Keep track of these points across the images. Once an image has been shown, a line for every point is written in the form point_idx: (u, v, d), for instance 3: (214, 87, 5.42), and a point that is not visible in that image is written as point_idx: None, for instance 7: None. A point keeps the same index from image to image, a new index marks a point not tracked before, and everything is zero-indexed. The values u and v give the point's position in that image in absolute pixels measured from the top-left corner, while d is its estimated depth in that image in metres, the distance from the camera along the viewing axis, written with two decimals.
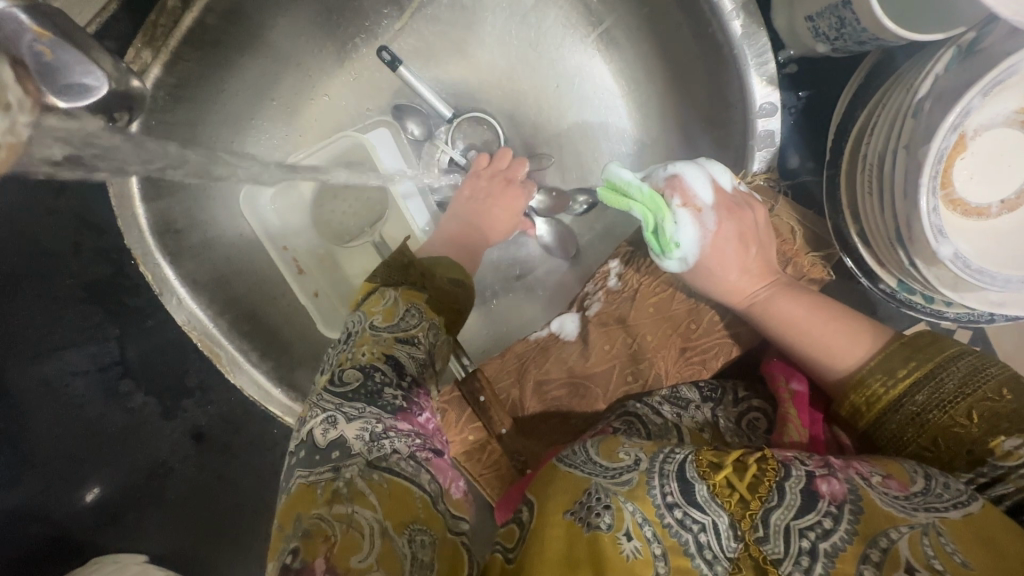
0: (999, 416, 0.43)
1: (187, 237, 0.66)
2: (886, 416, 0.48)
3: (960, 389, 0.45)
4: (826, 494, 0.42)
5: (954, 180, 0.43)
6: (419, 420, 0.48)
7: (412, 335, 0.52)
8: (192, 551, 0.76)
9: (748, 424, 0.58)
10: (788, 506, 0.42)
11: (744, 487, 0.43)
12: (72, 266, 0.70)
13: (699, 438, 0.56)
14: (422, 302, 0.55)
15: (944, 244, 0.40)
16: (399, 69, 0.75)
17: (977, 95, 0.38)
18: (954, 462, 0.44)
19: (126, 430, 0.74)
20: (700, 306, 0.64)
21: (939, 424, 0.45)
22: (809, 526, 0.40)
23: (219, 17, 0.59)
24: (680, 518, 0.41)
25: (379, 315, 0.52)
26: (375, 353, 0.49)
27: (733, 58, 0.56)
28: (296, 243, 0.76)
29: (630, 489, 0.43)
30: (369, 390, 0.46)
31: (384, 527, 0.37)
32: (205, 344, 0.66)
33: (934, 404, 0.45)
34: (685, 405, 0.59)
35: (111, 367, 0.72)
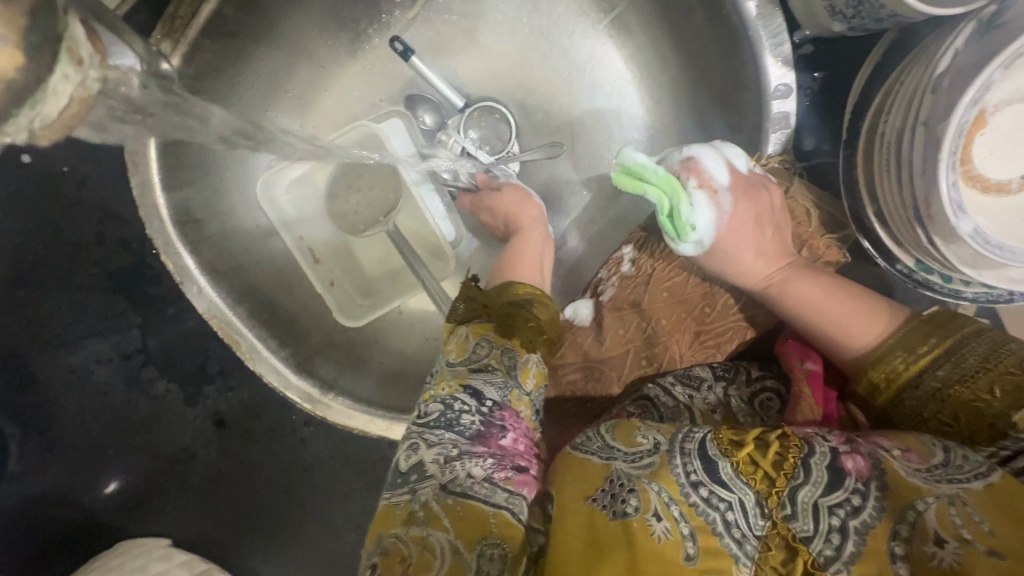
0: (1021, 388, 0.42)
1: (206, 226, 0.68)
2: (905, 393, 0.48)
3: (981, 365, 0.44)
4: (852, 471, 0.42)
5: (974, 156, 0.42)
6: (499, 443, 0.48)
7: (485, 364, 0.52)
8: (215, 534, 0.78)
9: (759, 404, 0.58)
10: (814, 484, 0.42)
11: (768, 464, 0.43)
12: (96, 256, 0.71)
13: (709, 419, 0.57)
14: (491, 331, 0.54)
15: (965, 220, 0.40)
16: (411, 58, 0.75)
17: (997, 69, 0.38)
18: (975, 437, 0.44)
19: (149, 416, 0.76)
20: (714, 289, 0.64)
21: (959, 399, 0.45)
22: (838, 503, 0.41)
23: (236, 9, 0.60)
24: (706, 497, 0.42)
25: (452, 352, 0.53)
26: (453, 386, 0.50)
27: (746, 41, 0.56)
28: (311, 232, 0.77)
29: (652, 471, 0.44)
30: (447, 418, 0.48)
31: (455, 546, 0.40)
32: (225, 332, 0.67)
33: (953, 380, 0.45)
34: (698, 386, 0.59)
35: (135, 354, 0.74)
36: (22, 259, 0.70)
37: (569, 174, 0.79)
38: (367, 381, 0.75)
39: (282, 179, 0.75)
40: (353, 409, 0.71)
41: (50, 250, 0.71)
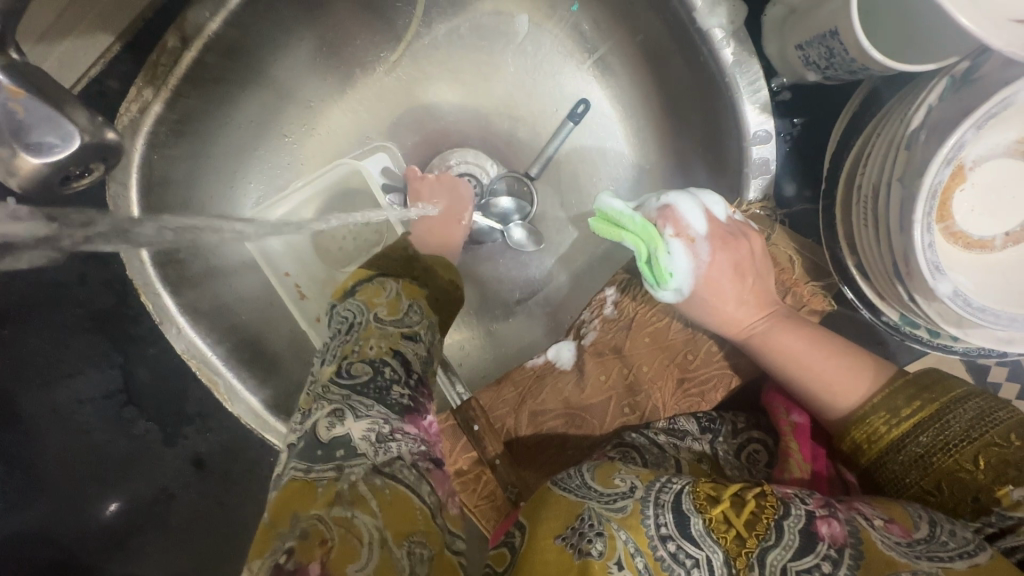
0: (1008, 463, 0.41)
1: (188, 266, 0.67)
2: (887, 457, 0.45)
3: (969, 429, 0.42)
4: (826, 536, 0.40)
5: (954, 213, 0.41)
6: (424, 425, 0.50)
7: (414, 333, 0.56)
8: None
9: (747, 456, 0.58)
10: (786, 546, 0.40)
11: (741, 523, 0.41)
12: (79, 296, 0.70)
13: (698, 469, 0.54)
14: (422, 300, 0.60)
15: (943, 282, 0.39)
16: (569, 121, 0.74)
17: (970, 129, 0.36)
18: (958, 508, 0.42)
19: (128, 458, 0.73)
20: (697, 335, 0.62)
21: (944, 467, 0.42)
22: (807, 569, 0.38)
23: (219, 55, 0.61)
24: (672, 551, 0.40)
25: (384, 308, 0.56)
26: (383, 348, 0.52)
27: (725, 86, 0.55)
28: (299, 269, 0.79)
29: (623, 517, 0.42)
30: (377, 386, 0.49)
31: (384, 537, 0.38)
32: (203, 372, 0.68)
33: (937, 447, 0.43)
34: (682, 436, 0.58)
35: (116, 394, 0.73)
36: None
37: (555, 212, 0.78)
38: None
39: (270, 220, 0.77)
40: None
41: None
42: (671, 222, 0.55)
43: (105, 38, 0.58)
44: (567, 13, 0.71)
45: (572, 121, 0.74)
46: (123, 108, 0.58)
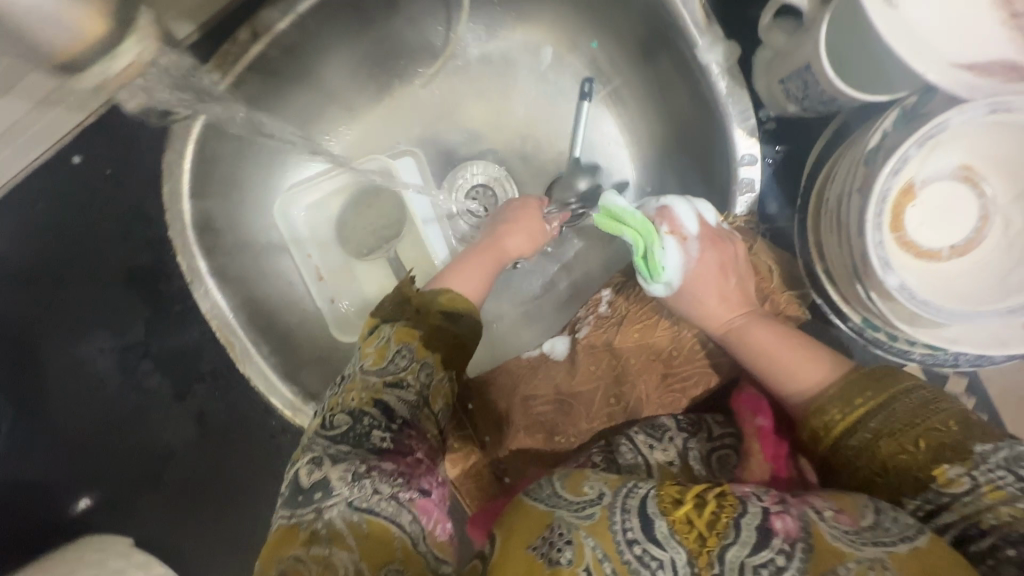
0: (944, 445, 0.44)
1: (221, 235, 0.76)
2: (842, 442, 0.49)
3: (909, 418, 0.46)
4: (780, 531, 0.43)
5: (906, 224, 0.47)
6: (408, 460, 0.51)
7: (401, 377, 0.55)
8: (178, 538, 0.81)
9: (719, 459, 0.59)
10: (743, 542, 0.43)
11: (702, 522, 0.44)
12: (117, 251, 0.76)
13: (669, 473, 0.57)
14: (414, 340, 0.58)
15: (891, 275, 0.44)
16: (585, 102, 0.80)
17: (912, 147, 0.43)
18: (901, 489, 0.46)
19: (140, 408, 0.79)
20: (683, 334, 0.67)
21: (887, 453, 0.46)
22: (762, 563, 0.42)
23: (281, 51, 0.69)
24: (639, 554, 0.43)
25: (372, 356, 0.56)
26: (364, 398, 0.53)
27: (718, 112, 0.63)
28: (320, 253, 0.86)
29: (592, 524, 0.44)
30: (356, 433, 0.51)
31: (359, 568, 0.42)
32: (223, 333, 0.74)
33: (885, 433, 0.47)
34: (659, 437, 0.60)
35: (136, 346, 0.78)
36: (51, 251, 0.77)
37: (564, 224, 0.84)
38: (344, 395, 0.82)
39: (300, 201, 0.84)
40: None
41: (75, 242, 0.76)
42: (669, 224, 0.61)
43: (187, 26, 0.66)
44: (587, 49, 0.81)
45: (584, 101, 0.80)
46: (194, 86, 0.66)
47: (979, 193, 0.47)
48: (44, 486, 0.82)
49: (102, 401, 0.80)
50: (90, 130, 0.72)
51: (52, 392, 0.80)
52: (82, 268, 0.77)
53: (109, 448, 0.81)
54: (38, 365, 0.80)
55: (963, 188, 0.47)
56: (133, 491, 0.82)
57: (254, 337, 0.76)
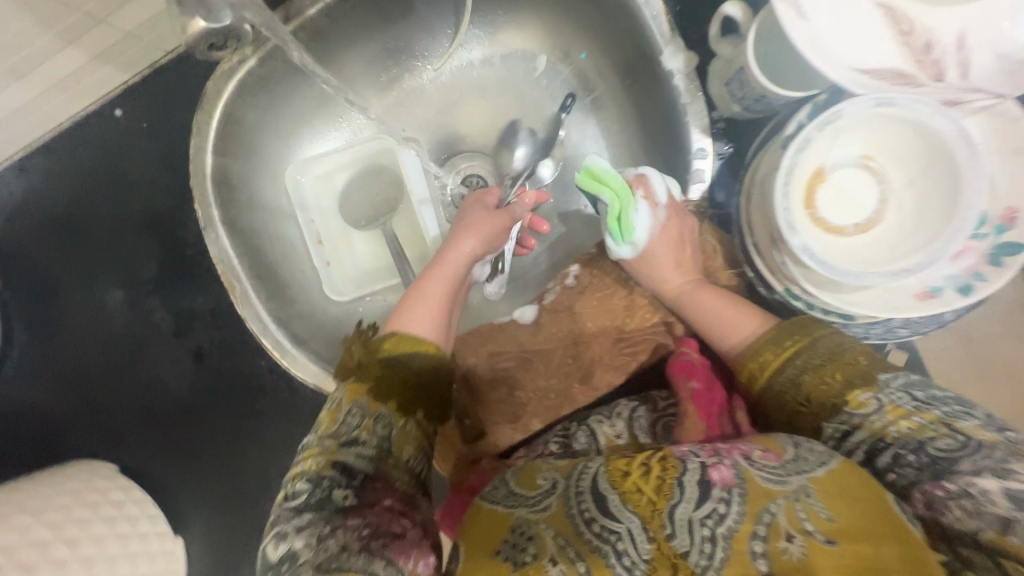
0: (857, 374, 0.50)
1: (236, 190, 0.85)
2: (772, 383, 0.55)
3: (828, 354, 0.52)
4: (717, 480, 0.47)
5: (817, 202, 0.55)
6: (378, 508, 0.47)
7: (355, 436, 0.49)
8: (162, 463, 0.88)
9: (662, 425, 0.66)
10: (689, 499, 0.47)
11: (649, 487, 0.48)
12: (142, 196, 0.85)
13: (614, 443, 0.64)
14: (366, 395, 0.51)
15: (794, 236, 0.52)
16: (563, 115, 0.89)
17: (812, 130, 0.52)
18: (821, 414, 0.51)
19: (143, 339, 0.87)
20: (636, 304, 0.74)
21: (811, 384, 0.52)
22: (707, 515, 0.46)
23: (307, 35, 0.80)
24: (597, 531, 0.48)
25: (324, 420, 0.51)
26: (320, 463, 0.48)
27: (677, 111, 0.72)
28: (321, 219, 0.93)
29: (548, 516, 0.50)
30: (316, 500, 0.46)
31: None
32: (226, 276, 0.82)
33: (809, 369, 0.52)
34: (610, 415, 0.68)
35: (147, 283, 0.86)
36: (82, 190, 0.86)
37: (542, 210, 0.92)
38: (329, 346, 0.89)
39: (308, 170, 0.91)
40: (314, 362, 0.84)
41: (104, 183, 0.85)
42: (645, 191, 0.69)
43: None
44: None
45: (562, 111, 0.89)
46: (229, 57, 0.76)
47: (880, 181, 0.55)
48: (47, 406, 0.89)
49: (109, 330, 0.87)
50: (131, 86, 0.82)
51: (64, 319, 0.88)
52: (107, 207, 0.86)
53: (108, 376, 0.88)
54: (55, 293, 0.88)
55: (867, 176, 0.55)
56: (128, 416, 0.89)
57: (253, 284, 0.84)
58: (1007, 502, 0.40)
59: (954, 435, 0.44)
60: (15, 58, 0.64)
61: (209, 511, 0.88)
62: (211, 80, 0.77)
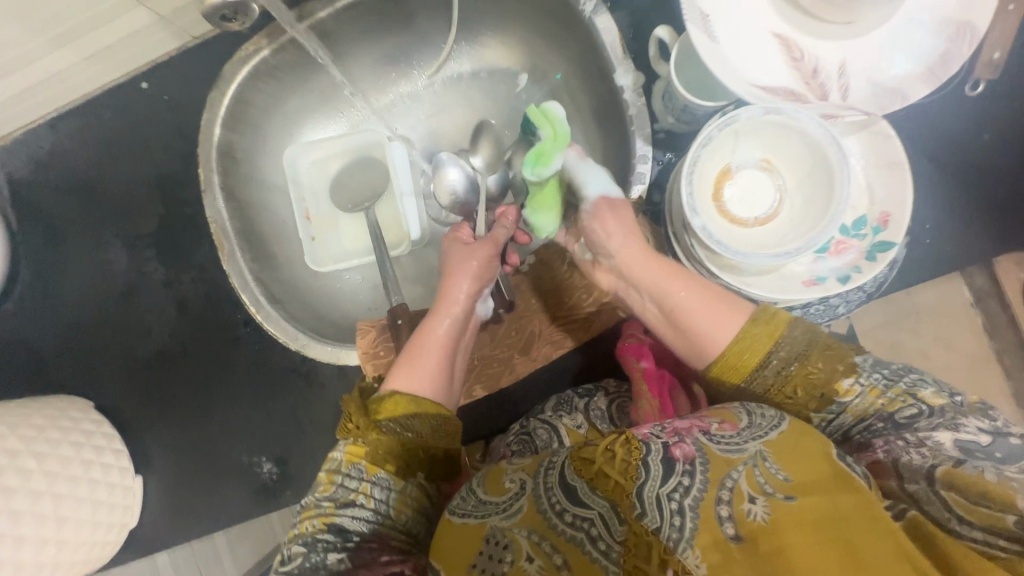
0: (838, 363, 0.54)
1: (237, 161, 0.95)
2: (757, 374, 0.55)
3: (807, 346, 0.54)
4: (680, 456, 0.51)
5: (724, 197, 0.65)
6: (369, 564, 0.59)
7: (352, 498, 0.61)
8: (135, 403, 0.95)
9: (616, 408, 0.78)
10: (653, 478, 0.50)
11: (616, 472, 0.51)
12: (155, 159, 0.96)
13: (575, 433, 0.73)
14: (363, 459, 0.62)
15: (696, 218, 0.61)
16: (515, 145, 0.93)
17: (713, 130, 0.61)
18: (807, 403, 0.55)
19: (135, 287, 0.95)
20: (575, 286, 0.80)
21: (795, 377, 0.54)
22: (673, 489, 0.49)
23: (317, 35, 0.91)
24: (570, 520, 0.54)
25: (322, 484, 0.63)
26: (318, 524, 0.60)
27: (624, 121, 0.82)
28: (312, 197, 1.02)
29: (519, 517, 0.56)
30: (314, 558, 0.59)
31: None
32: (217, 234, 0.90)
33: (794, 358, 0.54)
34: (566, 407, 0.78)
35: (147, 236, 0.96)
36: (101, 149, 0.96)
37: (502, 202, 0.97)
38: (303, 311, 0.97)
39: (306, 155, 1.02)
40: (286, 320, 0.91)
41: (122, 146, 0.96)
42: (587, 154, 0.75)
43: None
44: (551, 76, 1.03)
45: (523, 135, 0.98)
46: (247, 46, 0.88)
47: (776, 181, 0.65)
48: (39, 342, 0.97)
49: (106, 277, 0.96)
50: (159, 64, 0.94)
51: (67, 263, 0.97)
52: (122, 166, 0.96)
53: (99, 319, 0.96)
54: (64, 238, 0.97)
55: (766, 176, 0.66)
56: (110, 357, 0.96)
57: (242, 246, 0.93)
58: (955, 449, 0.47)
59: (916, 404, 0.51)
60: (66, 27, 0.76)
61: (172, 453, 0.94)
62: (229, 64, 0.89)
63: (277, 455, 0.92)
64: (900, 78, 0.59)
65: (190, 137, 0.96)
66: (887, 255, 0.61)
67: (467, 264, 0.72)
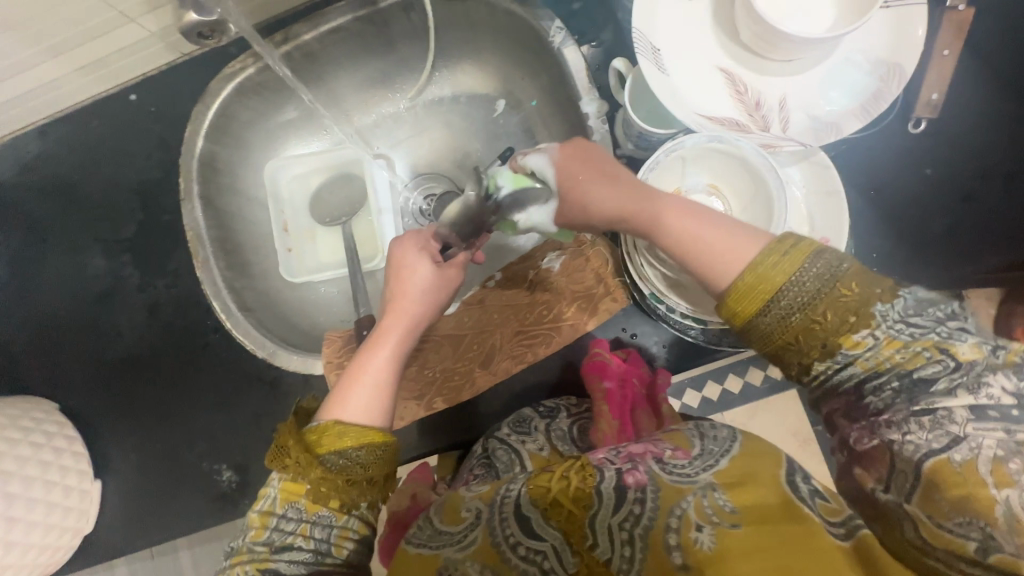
0: (851, 310, 0.48)
1: (218, 172, 0.98)
2: (760, 319, 0.51)
3: (823, 287, 0.49)
4: (632, 483, 0.56)
5: None
6: None
7: (289, 541, 0.59)
8: (100, 406, 0.95)
9: (579, 427, 0.82)
10: (606, 507, 0.55)
11: (569, 501, 0.56)
12: (137, 167, 0.99)
13: (536, 455, 0.76)
14: (302, 496, 0.59)
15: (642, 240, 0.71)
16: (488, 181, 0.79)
17: (660, 155, 0.64)
18: (810, 352, 0.50)
19: (108, 290, 0.97)
20: (536, 303, 0.82)
21: (797, 326, 0.49)
22: (624, 518, 0.54)
23: (302, 56, 0.96)
24: (523, 553, 0.56)
25: (255, 525, 0.60)
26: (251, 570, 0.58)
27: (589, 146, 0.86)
28: (290, 210, 1.05)
29: (472, 550, 0.57)
30: None
31: None
32: (192, 241, 0.92)
33: (799, 307, 0.49)
34: (527, 428, 0.80)
35: (125, 241, 0.98)
36: (86, 156, 0.99)
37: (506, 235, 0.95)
38: (273, 320, 0.99)
39: (284, 169, 1.04)
40: (254, 328, 0.92)
41: (107, 154, 0.99)
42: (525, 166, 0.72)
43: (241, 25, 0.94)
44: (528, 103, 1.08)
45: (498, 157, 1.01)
46: (233, 64, 0.92)
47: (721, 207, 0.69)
48: (9, 341, 0.98)
49: (81, 279, 0.98)
50: (149, 77, 0.97)
51: (44, 264, 0.99)
52: (105, 172, 0.99)
53: (71, 321, 0.97)
54: (42, 241, 0.99)
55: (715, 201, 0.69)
56: (78, 359, 0.96)
57: (216, 254, 0.95)
58: (965, 417, 0.44)
59: (944, 359, 0.46)
60: (58, 39, 0.80)
61: (133, 457, 0.94)
62: (216, 80, 0.93)
63: (236, 462, 0.92)
64: (838, 113, 0.64)
65: (174, 147, 0.99)
66: None
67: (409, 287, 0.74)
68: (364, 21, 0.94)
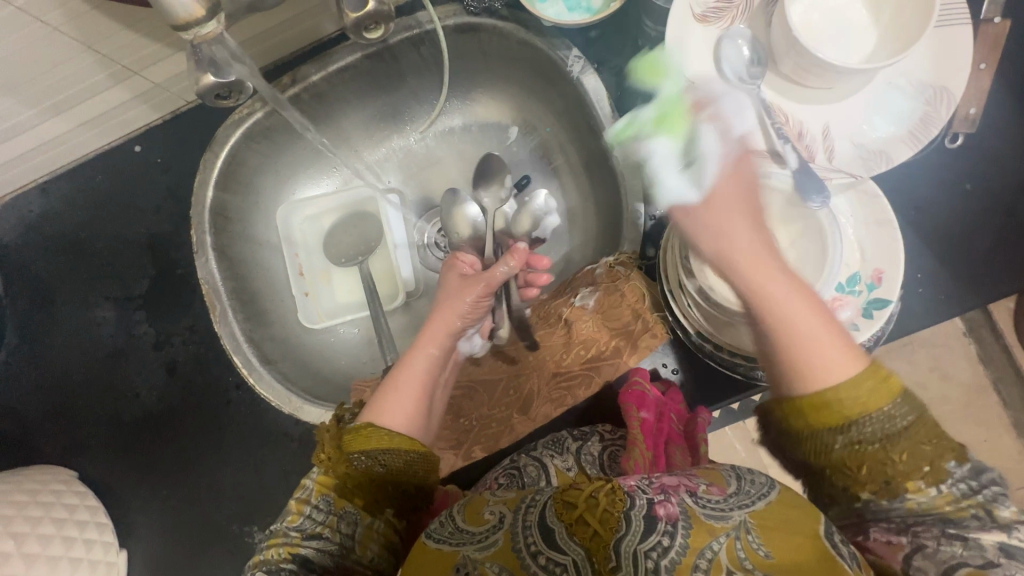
0: (926, 459, 0.47)
1: (230, 222, 0.95)
2: (830, 434, 0.48)
3: (904, 428, 0.47)
4: (663, 516, 0.52)
5: None
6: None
7: (320, 530, 0.60)
8: (120, 471, 0.92)
9: (609, 454, 0.76)
10: (634, 532, 0.52)
11: (596, 521, 0.53)
12: (146, 220, 0.95)
13: (565, 477, 0.72)
14: (333, 489, 0.61)
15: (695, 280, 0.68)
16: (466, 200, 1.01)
17: None
18: (865, 484, 0.48)
19: (122, 349, 0.94)
20: (572, 342, 0.80)
21: (868, 455, 0.47)
22: (652, 548, 0.51)
23: (310, 97, 0.92)
24: (542, 563, 0.54)
25: (292, 512, 0.61)
26: (283, 553, 0.58)
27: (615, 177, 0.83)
28: (305, 254, 1.03)
29: (493, 551, 0.56)
30: None
31: None
32: (209, 295, 0.89)
33: (876, 439, 0.47)
34: (558, 449, 0.76)
35: (137, 298, 0.94)
36: (91, 213, 0.96)
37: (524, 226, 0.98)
38: (296, 368, 0.95)
39: (298, 214, 1.02)
40: (278, 382, 0.89)
41: (113, 208, 0.95)
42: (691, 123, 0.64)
43: None
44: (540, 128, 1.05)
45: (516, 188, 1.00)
46: (239, 110, 0.89)
47: None
48: (22, 410, 0.94)
49: (94, 341, 0.94)
50: (151, 127, 0.94)
51: (54, 327, 0.95)
52: (112, 229, 0.95)
53: (84, 382, 0.94)
54: (51, 302, 0.95)
55: None
56: (96, 422, 0.93)
57: (234, 306, 0.91)
58: (998, 553, 0.45)
59: (983, 514, 0.46)
60: (60, 97, 0.76)
61: (159, 524, 0.90)
62: (222, 127, 0.90)
63: (269, 523, 0.89)
64: (883, 140, 0.63)
65: (183, 198, 0.95)
66: (884, 312, 0.61)
67: (452, 285, 0.78)
68: (372, 58, 0.91)
